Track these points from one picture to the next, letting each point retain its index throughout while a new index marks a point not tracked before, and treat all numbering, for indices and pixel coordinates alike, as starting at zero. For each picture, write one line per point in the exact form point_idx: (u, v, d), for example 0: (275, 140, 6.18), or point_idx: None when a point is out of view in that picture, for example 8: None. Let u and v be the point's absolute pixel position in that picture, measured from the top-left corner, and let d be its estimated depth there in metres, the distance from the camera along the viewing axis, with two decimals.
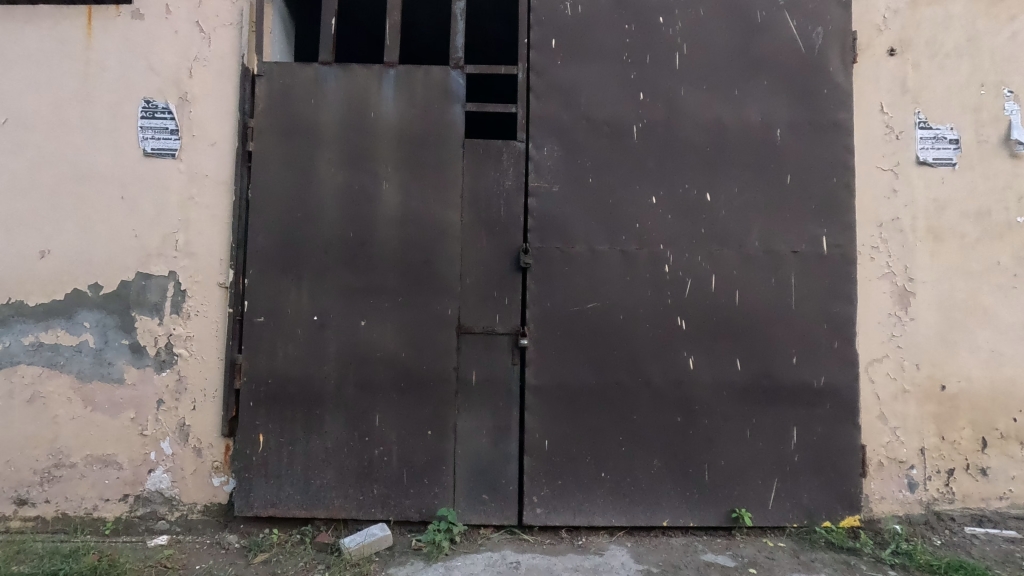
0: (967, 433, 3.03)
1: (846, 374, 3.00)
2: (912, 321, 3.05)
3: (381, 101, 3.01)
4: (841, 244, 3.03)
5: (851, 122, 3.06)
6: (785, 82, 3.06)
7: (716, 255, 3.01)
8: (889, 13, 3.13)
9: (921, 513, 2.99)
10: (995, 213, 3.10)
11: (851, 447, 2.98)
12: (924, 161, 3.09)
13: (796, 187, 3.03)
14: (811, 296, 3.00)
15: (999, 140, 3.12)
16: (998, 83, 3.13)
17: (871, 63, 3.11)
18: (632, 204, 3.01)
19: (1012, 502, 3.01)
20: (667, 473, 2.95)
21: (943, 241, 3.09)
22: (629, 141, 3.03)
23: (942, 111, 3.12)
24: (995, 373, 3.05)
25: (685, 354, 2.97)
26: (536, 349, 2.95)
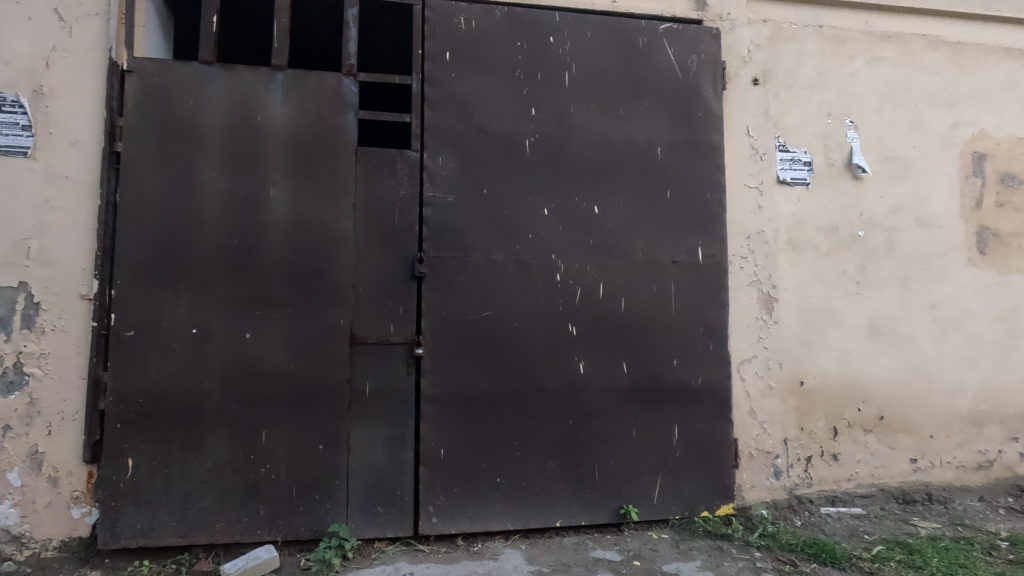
0: (822, 423, 3.40)
1: (721, 374, 3.26)
2: (776, 324, 3.38)
3: (269, 105, 2.90)
4: (714, 255, 3.30)
5: (721, 143, 3.36)
6: (665, 104, 3.30)
7: (604, 264, 3.17)
8: (753, 47, 3.48)
9: (785, 498, 3.31)
10: (842, 227, 3.52)
11: (726, 441, 3.24)
12: (784, 180, 3.46)
13: (676, 201, 3.27)
14: (690, 303, 3.25)
15: (843, 163, 3.55)
16: (841, 114, 3.58)
17: (739, 91, 3.44)
18: (525, 215, 3.11)
19: (857, 482, 3.42)
20: (561, 474, 3.06)
21: (800, 251, 3.45)
22: (522, 154, 3.13)
23: (798, 136, 3.51)
24: (844, 368, 3.45)
25: (576, 359, 3.10)
26: (431, 358, 2.96)
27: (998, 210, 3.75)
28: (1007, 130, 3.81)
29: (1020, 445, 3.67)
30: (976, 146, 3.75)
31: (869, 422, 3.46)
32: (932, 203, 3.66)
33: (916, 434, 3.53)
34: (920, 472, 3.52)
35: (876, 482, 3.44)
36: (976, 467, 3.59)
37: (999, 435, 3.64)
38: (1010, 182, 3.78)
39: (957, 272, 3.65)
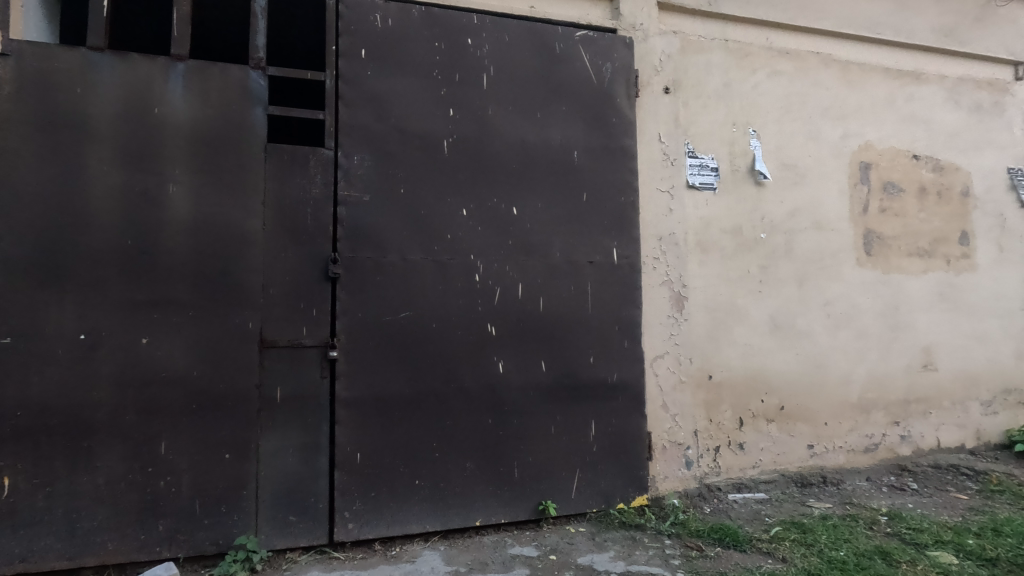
0: (728, 414, 3.60)
1: (635, 370, 3.39)
2: (686, 321, 3.55)
3: (167, 96, 2.74)
4: (628, 255, 3.43)
5: (634, 148, 3.49)
6: (581, 109, 3.39)
7: (523, 264, 3.22)
8: (664, 56, 3.64)
9: (695, 487, 3.48)
10: (746, 230, 3.75)
11: (640, 434, 3.37)
12: (692, 185, 3.64)
13: (592, 203, 3.37)
14: (605, 302, 3.35)
15: (747, 170, 3.79)
16: (745, 123, 3.81)
17: (651, 98, 3.59)
18: (443, 216, 3.10)
19: (761, 469, 3.65)
20: (480, 474, 3.07)
21: (708, 252, 3.65)
22: (440, 155, 3.12)
23: (705, 143, 3.71)
24: (748, 362, 3.67)
25: (495, 358, 3.12)
26: (346, 361, 2.89)
27: (882, 215, 4.12)
28: (888, 142, 4.19)
29: (900, 428, 4.06)
30: (863, 156, 4.10)
31: (771, 412, 3.71)
32: (825, 208, 3.96)
33: (813, 422, 3.81)
34: (816, 456, 3.81)
35: (778, 468, 3.69)
36: (864, 449, 3.94)
37: (883, 420, 4.01)
38: (891, 190, 4.16)
39: (847, 271, 3.98)
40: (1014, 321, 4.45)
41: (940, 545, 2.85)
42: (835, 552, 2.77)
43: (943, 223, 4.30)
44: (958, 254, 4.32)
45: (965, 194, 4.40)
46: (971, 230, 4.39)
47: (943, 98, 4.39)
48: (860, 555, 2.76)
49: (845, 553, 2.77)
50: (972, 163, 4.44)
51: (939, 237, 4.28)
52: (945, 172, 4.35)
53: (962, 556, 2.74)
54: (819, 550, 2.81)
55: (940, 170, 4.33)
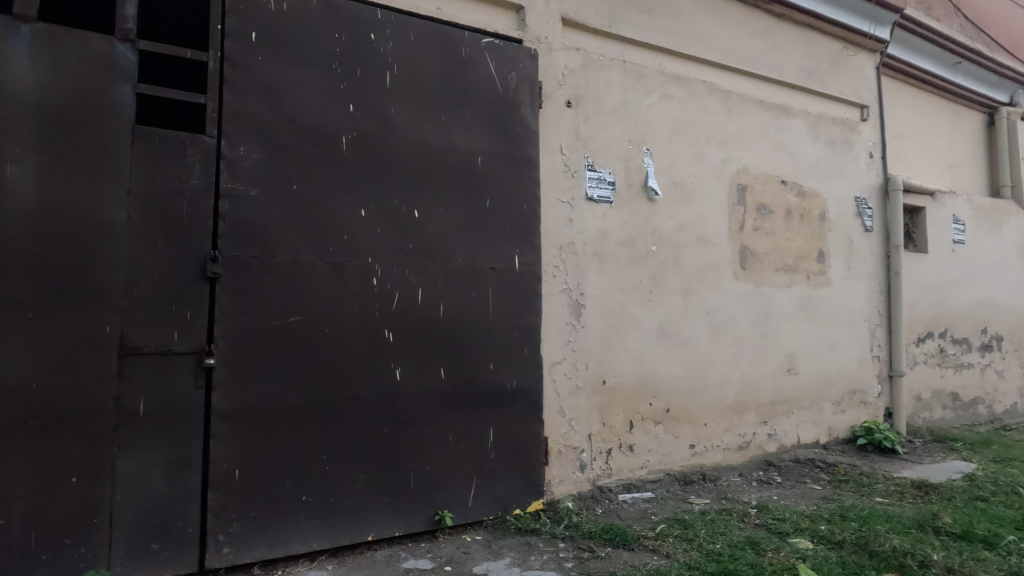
0: (620, 418, 3.77)
1: (533, 376, 3.43)
2: (583, 328, 3.66)
3: (7, 61, 2.34)
4: (529, 263, 3.47)
5: (537, 158, 3.56)
6: (486, 115, 3.40)
7: (424, 269, 3.14)
8: (567, 71, 3.75)
9: (588, 489, 3.59)
10: (639, 242, 3.96)
11: (537, 440, 3.42)
12: (591, 197, 3.78)
13: (495, 210, 3.38)
14: (506, 309, 3.37)
15: (641, 186, 4.00)
16: (640, 141, 4.03)
17: (554, 111, 3.68)
18: (339, 216, 2.94)
19: (648, 469, 3.86)
20: (374, 486, 2.94)
21: (605, 262, 3.80)
22: (338, 151, 2.96)
23: (604, 158, 3.86)
24: (639, 368, 3.87)
25: (392, 365, 3.01)
26: (226, 370, 2.64)
27: (756, 233, 4.54)
28: (762, 167, 4.63)
29: (768, 427, 4.49)
30: (740, 179, 4.50)
31: (658, 415, 3.93)
32: (709, 225, 4.29)
33: (695, 423, 4.10)
34: (697, 455, 4.10)
35: (663, 467, 3.93)
36: (738, 448, 4.30)
37: (754, 420, 4.40)
38: (763, 211, 4.60)
39: (726, 283, 4.33)
40: (858, 330, 5.09)
41: (799, 533, 3.16)
42: (712, 545, 2.96)
43: (805, 242, 4.83)
44: (816, 270, 4.87)
45: (822, 218, 4.97)
46: (827, 249, 4.97)
47: (806, 131, 4.94)
48: (733, 546, 2.97)
49: (721, 545, 2.98)
50: (828, 191, 5.04)
51: (801, 254, 4.80)
52: (806, 197, 4.89)
53: (816, 541, 3.06)
54: (698, 544, 3.00)
55: (803, 196, 4.86)
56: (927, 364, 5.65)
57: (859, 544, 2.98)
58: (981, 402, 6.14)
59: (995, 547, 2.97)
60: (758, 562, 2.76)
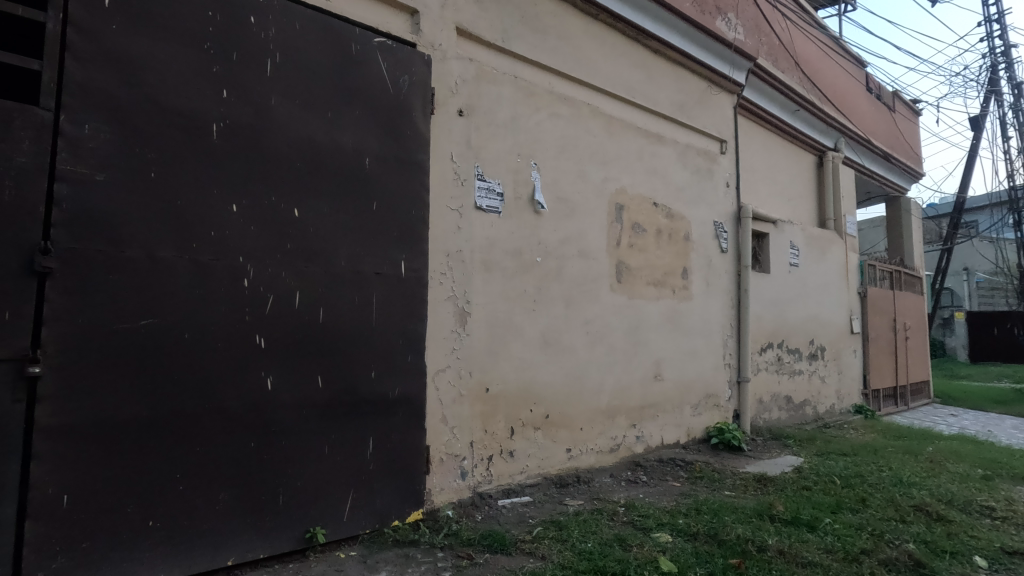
0: (502, 425, 3.86)
1: (416, 384, 3.38)
2: (468, 336, 3.69)
3: None
4: (415, 269, 3.43)
5: (427, 164, 3.54)
6: (375, 116, 3.31)
7: (302, 271, 2.97)
8: (460, 80, 3.78)
9: (468, 496, 3.63)
10: (525, 253, 4.08)
11: (418, 449, 3.38)
12: (480, 207, 3.83)
13: (381, 213, 3.30)
14: (390, 315, 3.29)
15: (528, 199, 4.13)
16: (528, 156, 4.17)
17: (445, 118, 3.69)
18: (206, 210, 2.69)
19: (527, 474, 3.99)
20: (237, 505, 2.70)
21: (491, 271, 3.87)
22: (207, 139, 2.70)
23: (493, 169, 3.94)
24: (521, 375, 3.99)
25: (263, 374, 2.80)
26: (56, 380, 2.28)
27: (631, 249, 4.88)
28: (637, 189, 5.00)
29: (636, 430, 4.84)
30: (619, 198, 4.82)
31: (537, 421, 4.09)
32: (589, 239, 4.53)
33: (571, 428, 4.31)
34: (572, 458, 4.31)
35: (541, 471, 4.08)
36: (609, 450, 4.59)
37: (624, 424, 4.72)
38: (638, 229, 4.97)
39: (603, 295, 4.60)
40: (714, 340, 5.67)
41: (660, 527, 3.43)
42: (584, 544, 3.11)
43: (672, 259, 5.28)
44: (681, 286, 5.35)
45: (687, 238, 5.48)
46: (690, 267, 5.48)
47: (675, 159, 5.42)
48: (603, 544, 3.14)
49: (592, 544, 3.13)
50: (692, 214, 5.57)
51: (668, 271, 5.25)
52: (674, 219, 5.36)
53: (675, 534, 3.34)
54: (571, 545, 3.12)
55: (671, 217, 5.32)
56: (767, 370, 6.45)
57: (710, 534, 3.30)
58: (808, 403, 7.12)
59: (816, 529, 3.45)
60: (624, 558, 2.94)
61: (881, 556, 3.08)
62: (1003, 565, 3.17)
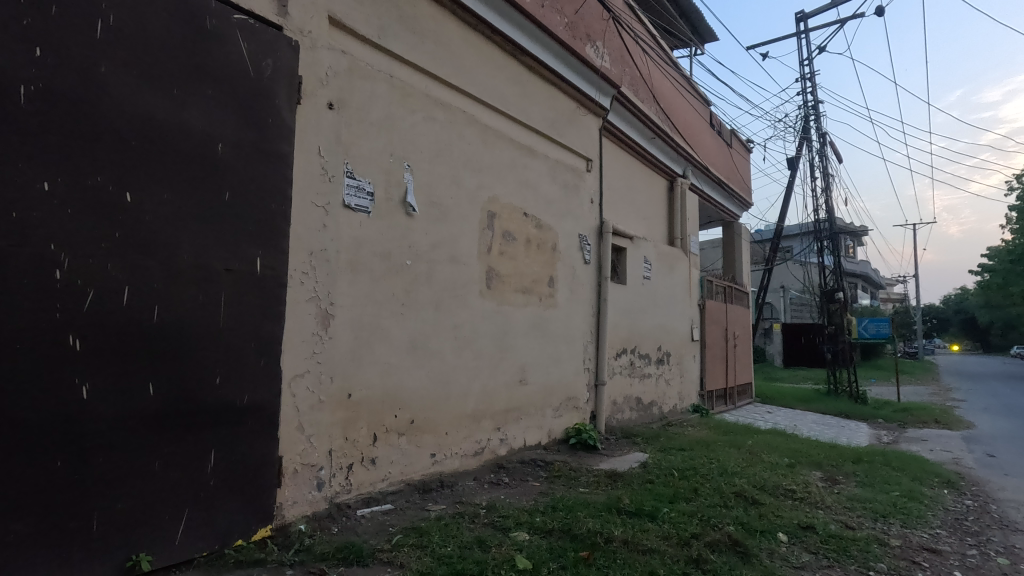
0: (364, 431, 3.74)
1: (268, 391, 3.15)
2: (330, 340, 3.53)
3: None
4: (273, 267, 3.21)
5: (290, 156, 3.34)
6: (232, 99, 3.05)
7: (135, 263, 2.62)
8: (330, 72, 3.62)
9: (325, 507, 3.45)
10: (395, 256, 4.01)
11: (268, 460, 3.15)
12: (348, 205, 3.69)
13: (235, 204, 3.04)
14: (240, 316, 3.03)
15: (400, 200, 4.07)
16: (401, 157, 4.11)
17: (313, 110, 3.51)
18: (8, 186, 2.26)
19: (389, 481, 3.91)
20: (37, 536, 2.29)
21: (358, 273, 3.74)
22: (13, 103, 2.28)
23: (364, 167, 3.82)
24: (386, 380, 3.91)
25: (77, 381, 2.41)
26: None
27: (501, 257, 5.01)
28: (509, 199, 5.16)
29: (500, 433, 4.97)
30: (491, 206, 4.93)
31: (402, 427, 4.03)
32: (461, 245, 4.58)
33: (436, 432, 4.31)
34: (437, 463, 4.30)
35: (404, 478, 4.02)
36: (474, 454, 4.66)
37: (489, 427, 4.83)
38: (508, 238, 5.12)
39: (473, 301, 4.67)
40: (575, 346, 6.02)
41: (519, 526, 3.55)
42: (444, 549, 3.11)
43: (539, 268, 5.51)
44: (547, 294, 5.61)
45: (554, 249, 5.75)
46: (556, 277, 5.76)
47: (546, 172, 5.69)
48: (463, 547, 3.16)
49: (452, 548, 3.14)
50: (560, 226, 5.87)
51: (536, 279, 5.47)
52: (543, 230, 5.61)
53: (532, 532, 3.47)
54: (431, 550, 3.10)
55: (540, 228, 5.56)
56: (621, 374, 6.99)
57: (564, 530, 3.48)
58: (655, 404, 7.84)
59: (655, 518, 3.80)
60: (483, 559, 2.99)
61: (706, 538, 3.48)
62: (798, 538, 3.76)
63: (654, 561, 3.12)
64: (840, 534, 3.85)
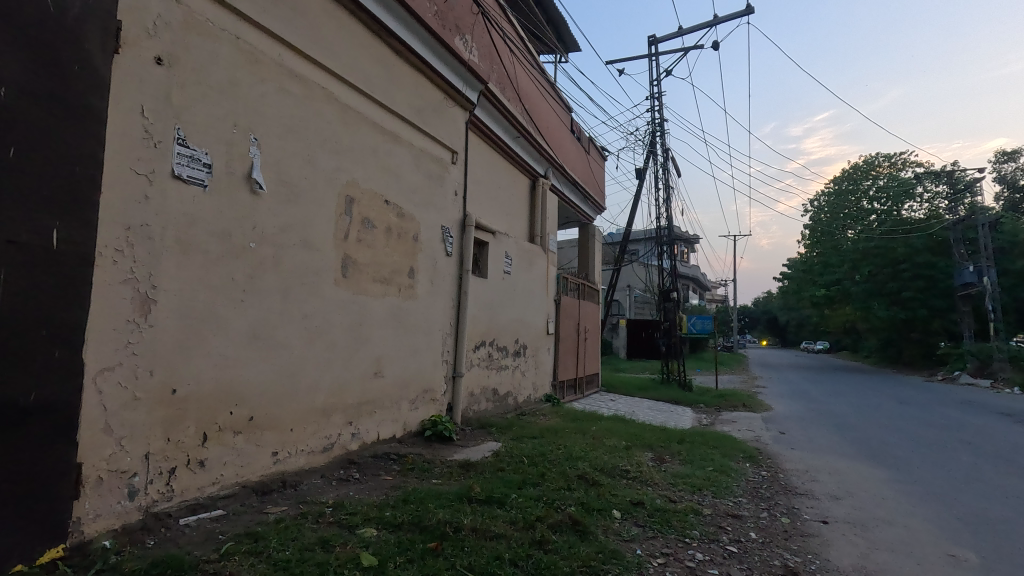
0: (191, 431, 3.36)
1: (65, 387, 2.68)
2: (150, 328, 3.10)
3: None
4: (75, 242, 2.73)
5: (104, 113, 2.86)
6: (22, 34, 2.52)
7: None
8: (159, 22, 3.17)
9: (138, 519, 3.05)
10: (235, 237, 3.63)
11: (63, 468, 2.67)
12: (179, 176, 3.27)
13: (23, 163, 2.52)
14: (27, 297, 2.53)
15: (243, 176, 3.70)
16: (246, 129, 3.74)
17: (136, 62, 3.04)
18: None
19: (220, 484, 3.55)
20: None
21: (189, 253, 3.33)
22: None
23: (199, 135, 3.41)
24: (220, 373, 3.54)
25: None
26: None
27: (358, 244, 4.80)
28: (369, 184, 4.96)
29: (352, 427, 4.78)
30: (349, 191, 4.70)
31: (238, 424, 3.69)
32: (314, 229, 4.30)
33: (279, 429, 4.01)
34: (279, 462, 4.01)
35: (239, 480, 3.68)
36: (321, 450, 4.42)
37: (339, 422, 4.61)
38: (368, 225, 4.92)
39: (326, 289, 4.42)
40: (434, 338, 5.99)
41: (367, 522, 3.44)
42: (282, 553, 2.89)
43: (399, 258, 5.39)
44: (407, 284, 5.50)
45: (415, 239, 5.66)
46: (417, 268, 5.68)
47: (409, 160, 5.56)
48: (304, 549, 2.98)
49: (291, 551, 2.93)
50: (422, 217, 5.79)
51: (395, 269, 5.33)
52: (405, 219, 5.49)
53: (381, 527, 3.38)
54: (266, 556, 2.86)
55: (402, 217, 5.43)
56: (479, 366, 7.11)
57: (414, 522, 3.44)
58: (511, 395, 8.10)
59: (504, 504, 3.93)
60: (325, 560, 2.84)
61: (550, 520, 3.67)
62: (630, 513, 4.14)
63: (500, 546, 3.23)
64: (664, 507, 4.32)
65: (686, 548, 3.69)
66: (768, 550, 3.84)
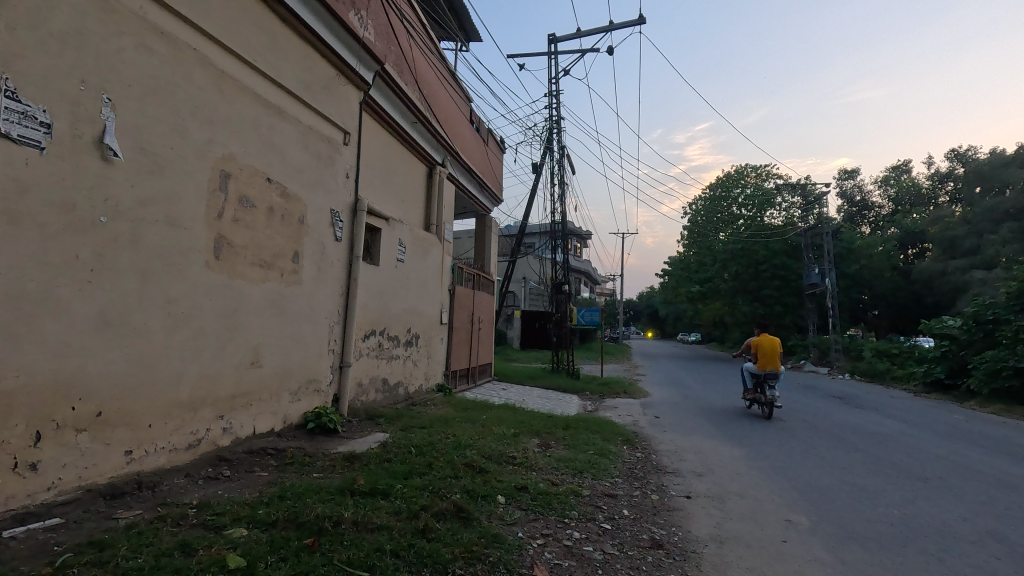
0: (20, 430, 2.92)
1: None
2: None
3: None
4: None
5: None
6: None
7: None
8: None
9: None
10: (81, 210, 3.20)
11: None
12: (7, 134, 2.83)
13: None
14: None
15: (93, 140, 3.26)
16: (98, 86, 3.30)
17: None
18: None
19: (58, 490, 3.13)
20: None
21: (20, 225, 2.89)
22: None
23: (35, 90, 2.98)
24: (60, 363, 3.11)
25: None
26: None
27: (234, 224, 4.43)
28: (249, 160, 4.59)
29: (223, 422, 4.43)
30: (224, 165, 4.31)
31: (83, 421, 3.27)
32: (181, 205, 3.90)
33: (134, 426, 3.61)
34: (133, 462, 3.61)
35: (83, 484, 3.27)
36: (186, 447, 4.05)
37: (207, 416, 4.25)
38: (246, 204, 4.56)
39: (195, 272, 4.03)
40: (319, 327, 5.71)
41: (236, 521, 3.21)
42: (134, 561, 2.61)
43: (282, 241, 5.06)
44: (290, 269, 5.18)
45: (301, 222, 5.34)
46: (301, 252, 5.37)
47: (295, 138, 5.22)
48: (159, 555, 2.71)
49: (145, 558, 2.65)
50: (309, 199, 5.48)
51: (277, 252, 5.00)
52: (289, 200, 5.15)
53: (252, 526, 3.17)
54: (113, 566, 2.57)
55: (285, 197, 5.10)
56: (368, 356, 6.90)
57: (290, 519, 3.27)
58: (401, 385, 7.96)
59: (389, 495, 3.87)
60: (184, 565, 2.61)
61: (434, 509, 3.67)
62: (513, 498, 4.26)
63: (382, 537, 3.17)
64: (547, 490, 4.49)
65: (565, 528, 3.87)
66: (638, 525, 4.14)
